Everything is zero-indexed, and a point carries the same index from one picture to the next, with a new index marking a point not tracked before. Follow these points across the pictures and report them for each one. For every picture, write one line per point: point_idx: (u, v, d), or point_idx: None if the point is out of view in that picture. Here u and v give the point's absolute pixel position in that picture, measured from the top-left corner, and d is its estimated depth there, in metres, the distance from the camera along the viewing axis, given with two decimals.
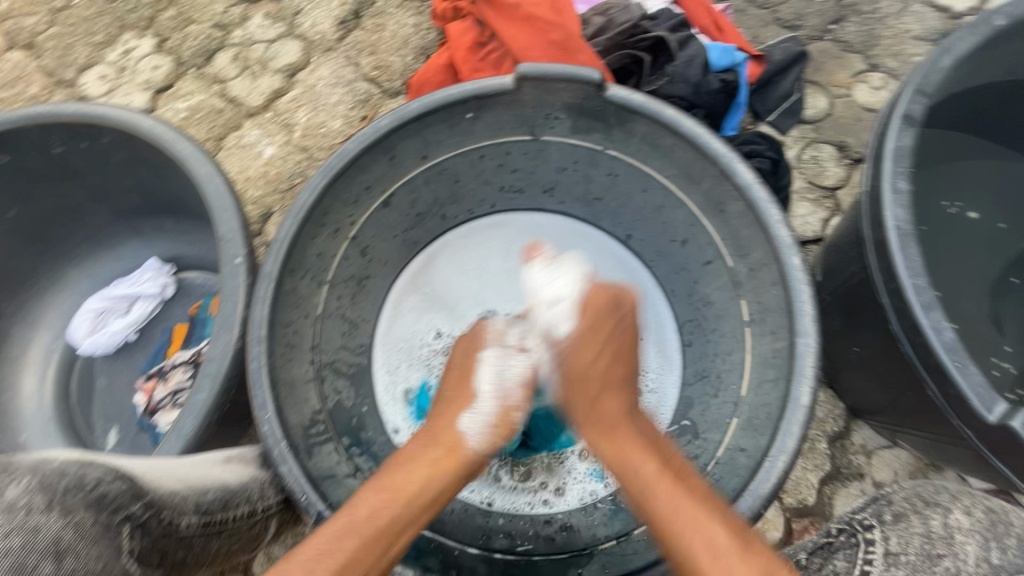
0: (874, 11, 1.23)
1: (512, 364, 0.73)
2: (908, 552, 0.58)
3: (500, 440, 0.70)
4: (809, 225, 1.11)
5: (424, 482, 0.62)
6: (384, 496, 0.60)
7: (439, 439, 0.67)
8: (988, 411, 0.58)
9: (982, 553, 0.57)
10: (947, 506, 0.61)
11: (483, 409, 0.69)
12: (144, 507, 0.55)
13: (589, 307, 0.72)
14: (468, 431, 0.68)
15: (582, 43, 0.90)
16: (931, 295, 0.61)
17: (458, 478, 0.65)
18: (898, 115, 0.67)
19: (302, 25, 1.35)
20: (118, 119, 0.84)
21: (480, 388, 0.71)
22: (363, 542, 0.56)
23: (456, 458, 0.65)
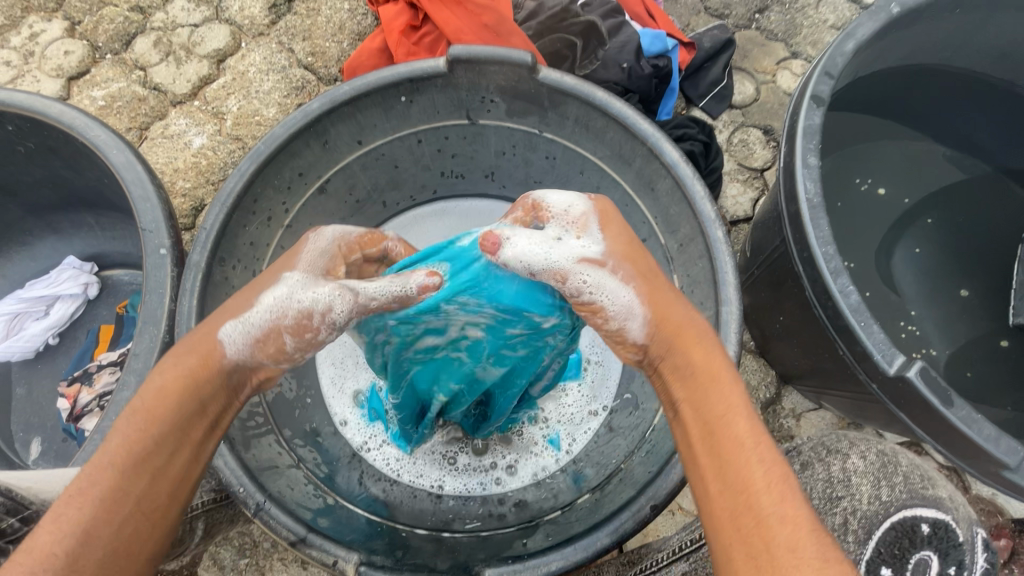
0: (794, 2, 1.30)
1: (308, 288, 0.55)
2: (814, 495, 0.72)
3: (267, 362, 0.56)
4: (739, 205, 1.17)
5: (178, 401, 0.51)
6: (139, 425, 0.49)
7: (191, 344, 0.54)
8: (889, 364, 0.63)
9: (875, 492, 0.70)
10: (846, 453, 0.73)
11: (253, 320, 0.55)
12: (19, 522, 0.53)
13: (625, 237, 0.59)
14: (231, 336, 0.54)
15: (515, 27, 0.91)
16: (839, 261, 0.66)
17: (220, 389, 0.54)
18: (808, 96, 0.72)
19: (230, 9, 1.29)
20: (21, 105, 0.78)
21: (259, 298, 0.55)
22: (127, 471, 0.48)
23: (212, 369, 0.54)
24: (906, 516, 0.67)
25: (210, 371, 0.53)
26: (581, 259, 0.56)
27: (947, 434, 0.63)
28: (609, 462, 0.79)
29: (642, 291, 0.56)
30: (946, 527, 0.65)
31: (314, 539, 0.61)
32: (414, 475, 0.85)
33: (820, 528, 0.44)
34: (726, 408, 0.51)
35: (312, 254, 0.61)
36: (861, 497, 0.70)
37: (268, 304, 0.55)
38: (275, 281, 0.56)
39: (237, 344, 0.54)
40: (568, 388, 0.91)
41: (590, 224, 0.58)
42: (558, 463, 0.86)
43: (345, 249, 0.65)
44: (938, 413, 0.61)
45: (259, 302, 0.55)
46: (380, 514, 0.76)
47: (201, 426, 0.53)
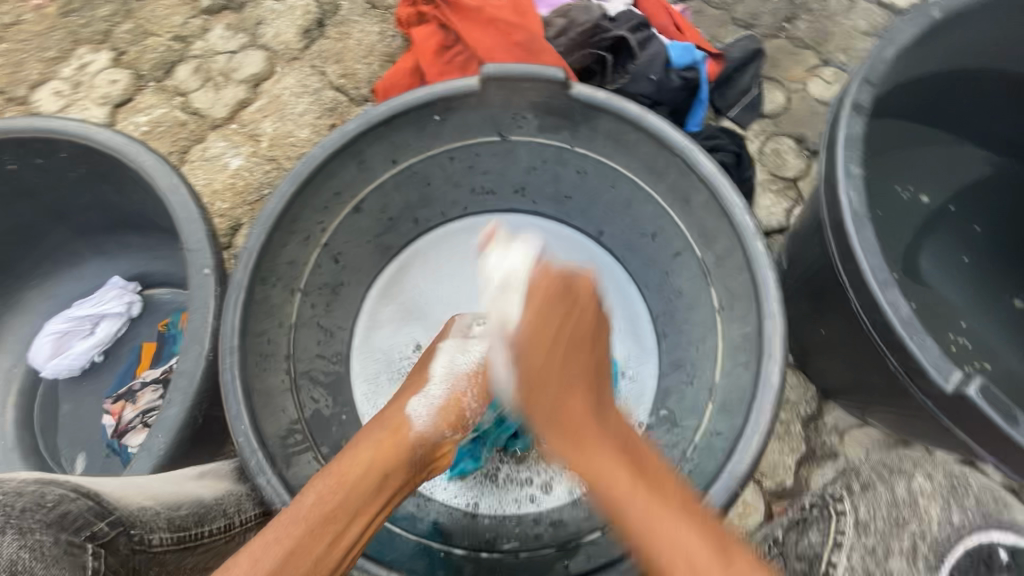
0: (824, 9, 1.28)
1: (466, 355, 0.74)
2: (876, 519, 0.63)
3: (448, 430, 0.69)
4: (773, 215, 1.14)
5: (372, 466, 0.61)
6: (331, 492, 0.58)
7: (387, 423, 0.67)
8: (946, 381, 0.60)
9: (946, 515, 0.63)
10: (910, 474, 0.67)
11: (434, 394, 0.70)
12: (110, 525, 0.53)
13: (537, 290, 0.68)
14: (416, 407, 0.68)
15: (545, 44, 0.91)
16: (886, 273, 0.64)
17: (406, 462, 0.64)
18: (848, 104, 0.71)
19: (265, 35, 1.33)
20: (74, 133, 0.82)
21: (432, 373, 0.73)
22: (314, 530, 0.55)
23: (400, 441, 0.65)
24: (983, 543, 0.61)
25: (401, 444, 0.65)
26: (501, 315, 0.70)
27: (1011, 454, 0.60)
28: None
29: (523, 357, 0.67)
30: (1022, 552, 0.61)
31: None
32: (447, 495, 0.84)
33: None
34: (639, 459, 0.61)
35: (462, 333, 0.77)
36: (930, 522, 0.62)
37: (439, 373, 0.73)
38: (439, 352, 0.76)
39: (423, 417, 0.68)
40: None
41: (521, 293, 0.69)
42: None
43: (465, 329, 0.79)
44: (1002, 432, 0.58)
45: (433, 372, 0.73)
46: (413, 533, 0.76)
47: (382, 498, 0.61)
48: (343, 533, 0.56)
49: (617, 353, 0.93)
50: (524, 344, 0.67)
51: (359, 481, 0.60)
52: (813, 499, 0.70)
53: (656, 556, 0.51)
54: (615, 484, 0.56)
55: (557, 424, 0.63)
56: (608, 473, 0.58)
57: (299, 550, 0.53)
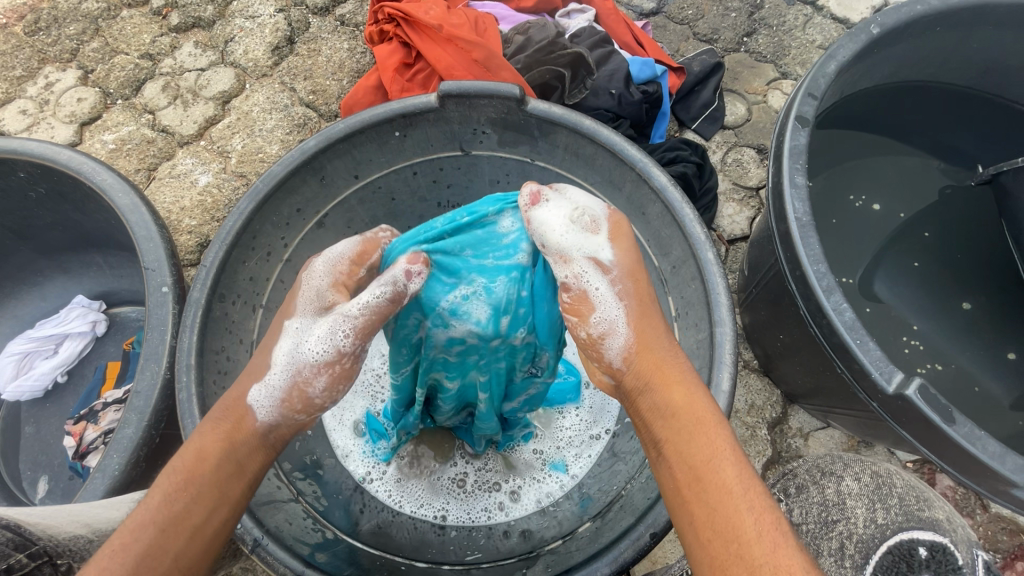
0: (781, 24, 1.33)
1: (316, 338, 0.54)
2: (809, 521, 0.64)
3: (296, 417, 0.53)
4: (736, 224, 1.17)
5: (224, 455, 0.50)
6: (180, 489, 0.46)
7: (229, 406, 0.53)
8: (888, 382, 0.62)
9: (870, 515, 0.63)
10: (841, 475, 0.67)
11: (275, 381, 0.53)
12: (29, 557, 0.50)
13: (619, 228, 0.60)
14: (260, 394, 0.53)
15: (505, 62, 0.93)
16: (831, 279, 0.66)
17: (260, 447, 0.52)
18: (792, 117, 0.73)
19: (235, 53, 1.34)
20: (33, 152, 0.81)
21: (273, 359, 0.54)
22: (168, 529, 0.45)
23: (249, 429, 0.52)
24: (903, 540, 0.59)
25: (251, 429, 0.52)
26: (594, 258, 0.57)
27: (951, 452, 0.61)
28: (611, 488, 0.78)
29: (632, 310, 0.56)
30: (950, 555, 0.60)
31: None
32: (416, 505, 0.84)
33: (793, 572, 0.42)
34: (712, 452, 0.48)
35: (307, 300, 0.58)
36: (855, 521, 0.63)
37: (281, 359, 0.54)
38: (283, 336, 0.56)
39: (266, 408, 0.52)
40: (567, 412, 0.92)
41: (602, 229, 0.59)
42: (563, 489, 0.86)
43: (342, 283, 0.60)
44: (940, 430, 0.60)
45: (274, 360, 0.54)
46: (377, 548, 0.75)
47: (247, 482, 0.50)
48: (203, 526, 0.46)
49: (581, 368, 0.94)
50: (636, 302, 0.57)
51: (213, 468, 0.48)
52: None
53: (736, 541, 0.44)
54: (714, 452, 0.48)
55: (657, 377, 0.54)
56: (707, 433, 0.49)
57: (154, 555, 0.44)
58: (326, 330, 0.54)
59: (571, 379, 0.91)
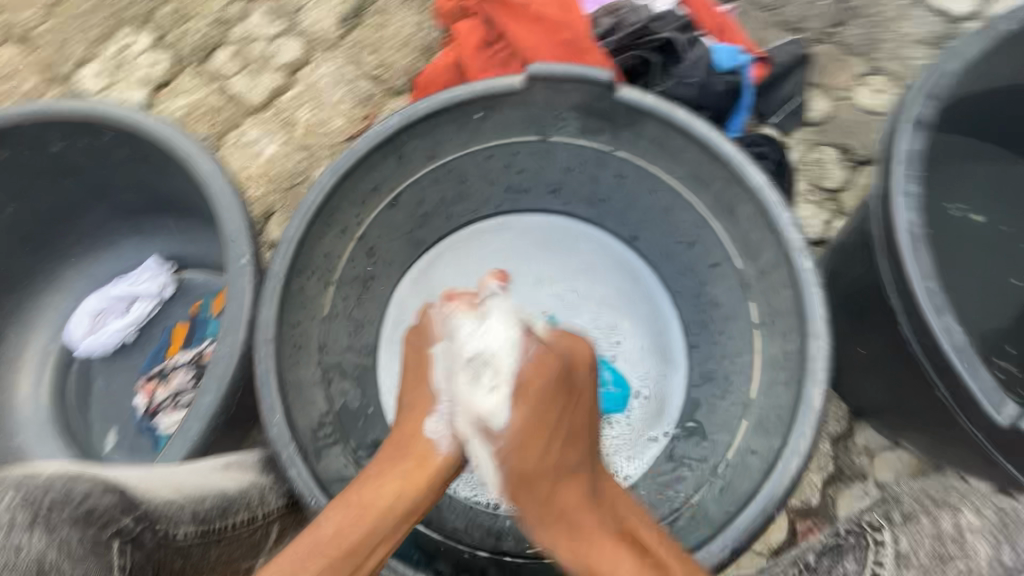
0: (875, 15, 1.24)
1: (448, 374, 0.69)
2: (920, 554, 0.60)
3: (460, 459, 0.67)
4: (811, 227, 1.11)
5: (384, 493, 0.62)
6: (346, 513, 0.59)
7: (410, 450, 0.66)
8: (998, 414, 0.58)
9: (996, 555, 0.60)
10: (957, 507, 0.64)
11: (445, 413, 0.68)
12: (135, 521, 0.53)
13: (524, 387, 0.66)
14: (433, 428, 0.67)
15: (592, 43, 0.88)
16: (941, 298, 0.62)
17: (430, 492, 0.64)
18: (908, 119, 0.67)
19: (304, 22, 1.33)
20: (119, 116, 0.82)
21: (438, 392, 0.69)
22: (329, 558, 0.56)
23: (425, 470, 0.65)
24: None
25: (423, 474, 0.64)
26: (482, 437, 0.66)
27: None
28: (677, 495, 0.77)
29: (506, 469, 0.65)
30: None
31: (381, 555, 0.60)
32: (469, 491, 0.82)
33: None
34: None
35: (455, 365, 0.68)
36: (978, 559, 0.60)
37: (443, 392, 0.68)
38: (433, 365, 0.70)
39: (444, 439, 0.67)
40: (614, 421, 0.89)
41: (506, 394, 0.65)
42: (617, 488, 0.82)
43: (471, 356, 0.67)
44: None
45: (436, 390, 0.69)
46: (438, 532, 0.74)
47: (390, 528, 0.60)
48: (357, 553, 0.58)
49: (634, 373, 0.92)
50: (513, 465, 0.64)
51: (367, 504, 0.60)
52: (845, 526, 0.67)
53: None
54: None
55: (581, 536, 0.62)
56: None
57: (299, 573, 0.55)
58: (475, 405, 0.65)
59: (615, 390, 0.91)
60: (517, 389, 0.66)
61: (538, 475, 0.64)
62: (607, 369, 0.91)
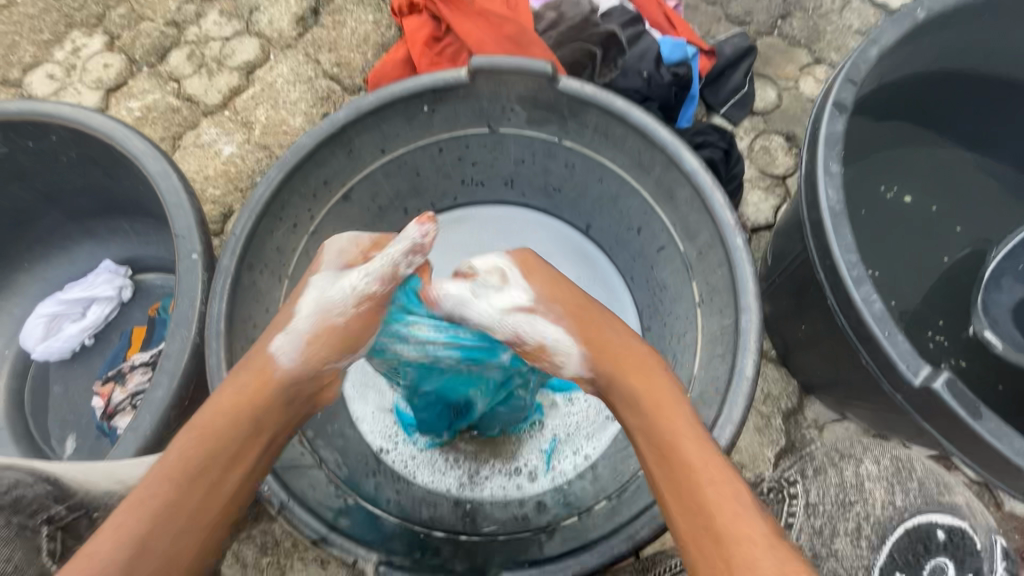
0: (817, 8, 1.29)
1: (341, 285, 0.66)
2: (825, 502, 0.73)
3: (325, 360, 0.64)
4: (761, 212, 1.16)
5: (227, 410, 0.57)
6: (192, 438, 0.54)
7: (251, 367, 0.61)
8: (914, 375, 0.62)
9: (889, 497, 0.69)
10: (860, 458, 0.75)
11: (300, 327, 0.63)
12: (68, 509, 0.57)
13: (527, 268, 0.70)
14: (282, 344, 0.62)
15: (536, 37, 0.92)
16: (861, 270, 0.65)
17: (279, 403, 0.60)
18: (830, 103, 0.71)
19: (260, 22, 1.33)
20: (64, 116, 0.82)
21: (300, 307, 0.65)
22: (182, 482, 0.51)
23: (267, 380, 0.60)
24: (921, 523, 0.66)
25: (267, 383, 0.60)
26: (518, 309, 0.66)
27: (974, 446, 0.61)
28: (625, 470, 0.78)
29: (574, 330, 0.65)
30: (963, 533, 0.63)
31: (335, 538, 0.62)
32: (430, 478, 0.86)
33: (778, 542, 0.48)
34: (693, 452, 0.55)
35: (331, 258, 0.69)
36: (875, 503, 0.69)
37: (307, 310, 0.64)
38: (308, 287, 0.67)
39: (290, 354, 0.62)
40: (573, 400, 0.92)
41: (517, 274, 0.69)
42: (577, 468, 0.86)
43: (365, 249, 0.71)
44: (966, 425, 0.59)
45: (298, 308, 0.65)
46: (396, 515, 0.76)
47: (246, 439, 0.56)
48: (213, 471, 0.53)
49: None
50: (572, 331, 0.65)
51: (217, 423, 0.56)
52: (773, 483, 0.81)
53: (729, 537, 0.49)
54: (704, 463, 0.54)
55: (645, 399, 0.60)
56: (692, 449, 0.55)
57: (156, 510, 0.50)
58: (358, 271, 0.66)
59: None
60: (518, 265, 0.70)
61: (608, 344, 0.65)
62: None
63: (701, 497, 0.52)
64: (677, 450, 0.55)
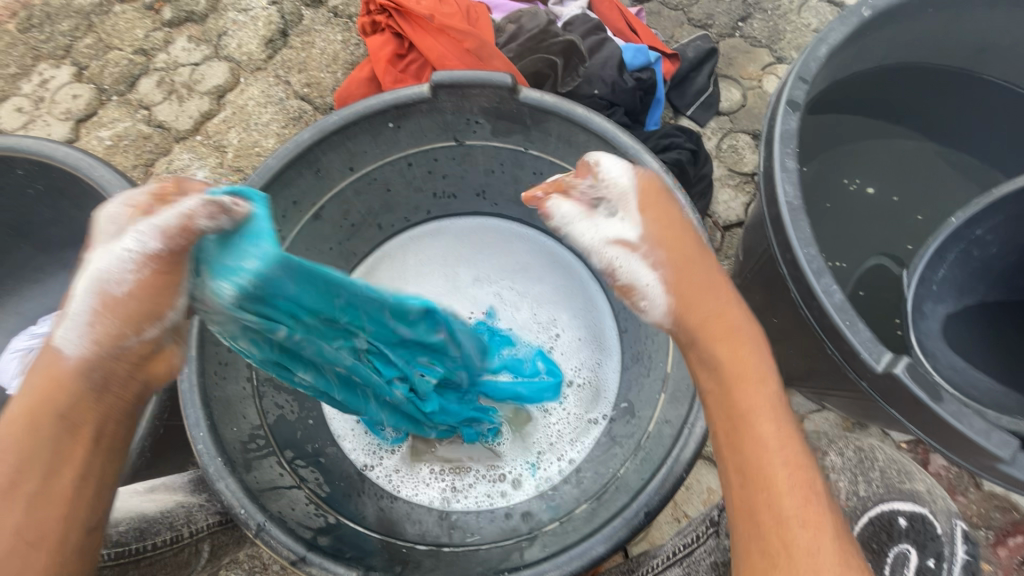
0: (776, 9, 1.32)
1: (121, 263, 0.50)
2: None
3: (118, 337, 0.50)
4: (732, 210, 1.17)
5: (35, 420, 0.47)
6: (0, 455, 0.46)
7: (39, 363, 0.49)
8: (877, 361, 0.63)
9: (853, 488, 0.73)
10: (826, 451, 0.78)
11: (76, 311, 0.50)
12: None
13: (647, 196, 0.63)
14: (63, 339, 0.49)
15: (496, 51, 0.94)
16: (821, 262, 0.67)
17: (92, 404, 0.49)
18: (783, 102, 0.73)
19: (229, 46, 1.34)
20: (30, 150, 0.82)
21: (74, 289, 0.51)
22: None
23: (60, 383, 0.48)
24: (884, 511, 0.70)
25: (62, 386, 0.48)
26: (621, 242, 0.62)
27: (938, 429, 0.62)
28: (606, 471, 0.79)
29: (669, 276, 0.60)
30: (924, 519, 0.68)
31: (313, 557, 0.62)
32: (415, 491, 0.86)
33: (849, 543, 0.48)
34: (750, 406, 0.53)
35: (104, 230, 0.52)
36: (839, 494, 0.73)
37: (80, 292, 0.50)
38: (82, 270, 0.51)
39: (74, 343, 0.49)
40: (555, 405, 0.92)
41: (628, 204, 0.63)
42: (562, 473, 0.87)
43: (144, 210, 0.52)
44: (929, 409, 0.61)
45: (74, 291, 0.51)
46: (379, 532, 0.76)
47: (70, 443, 0.47)
48: (42, 485, 0.46)
49: (568, 364, 0.95)
50: (671, 269, 0.60)
51: (26, 437, 0.46)
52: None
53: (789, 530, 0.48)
54: (760, 438, 0.52)
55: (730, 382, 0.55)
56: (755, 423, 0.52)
57: None
58: (141, 226, 0.51)
59: (550, 378, 0.92)
60: (639, 197, 0.63)
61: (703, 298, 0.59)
62: (539, 360, 0.94)
63: (750, 482, 0.51)
64: (739, 419, 0.53)
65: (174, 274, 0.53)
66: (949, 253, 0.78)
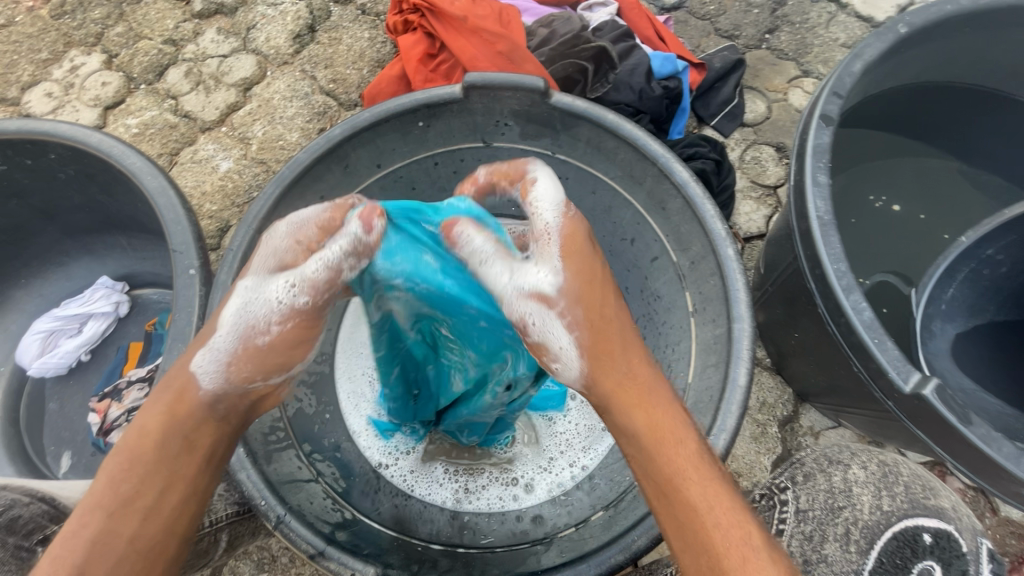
0: (804, 22, 1.32)
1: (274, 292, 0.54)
2: (815, 508, 0.74)
3: (245, 380, 0.55)
4: (753, 222, 1.17)
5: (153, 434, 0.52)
6: (119, 465, 0.51)
7: (169, 381, 0.54)
8: (905, 381, 0.62)
9: (876, 502, 0.72)
10: (847, 463, 0.76)
11: (218, 345, 0.54)
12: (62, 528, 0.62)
13: (567, 249, 0.57)
14: (201, 363, 0.54)
15: (528, 54, 0.94)
16: (851, 278, 0.66)
17: (210, 423, 0.55)
18: (817, 116, 0.73)
19: (257, 40, 1.35)
20: (64, 135, 0.83)
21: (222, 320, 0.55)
22: (116, 512, 0.50)
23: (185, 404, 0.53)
24: (908, 526, 0.69)
25: (189, 406, 0.54)
26: (539, 294, 0.55)
27: (965, 451, 0.62)
28: (621, 480, 0.78)
29: (582, 338, 0.55)
30: (948, 536, 0.67)
31: (332, 552, 0.62)
32: (427, 490, 0.86)
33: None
34: (674, 467, 0.52)
35: (268, 257, 0.58)
36: (862, 508, 0.72)
37: (231, 319, 0.55)
38: (232, 296, 0.57)
39: (210, 374, 0.54)
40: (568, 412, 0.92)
41: (548, 250, 0.57)
42: (576, 479, 0.87)
43: (309, 246, 0.57)
44: (957, 432, 0.60)
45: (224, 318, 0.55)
46: (392, 529, 0.76)
47: (188, 459, 0.53)
48: (158, 498, 0.51)
49: None
50: (586, 329, 0.55)
51: (141, 451, 0.51)
52: (763, 490, 0.80)
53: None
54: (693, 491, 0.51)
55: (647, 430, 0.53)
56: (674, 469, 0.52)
57: (105, 534, 0.49)
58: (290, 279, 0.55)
59: (555, 389, 0.91)
60: (560, 241, 0.57)
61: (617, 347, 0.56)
62: None
63: (696, 535, 0.50)
64: (668, 479, 0.52)
65: (312, 330, 0.57)
66: (960, 272, 0.80)
